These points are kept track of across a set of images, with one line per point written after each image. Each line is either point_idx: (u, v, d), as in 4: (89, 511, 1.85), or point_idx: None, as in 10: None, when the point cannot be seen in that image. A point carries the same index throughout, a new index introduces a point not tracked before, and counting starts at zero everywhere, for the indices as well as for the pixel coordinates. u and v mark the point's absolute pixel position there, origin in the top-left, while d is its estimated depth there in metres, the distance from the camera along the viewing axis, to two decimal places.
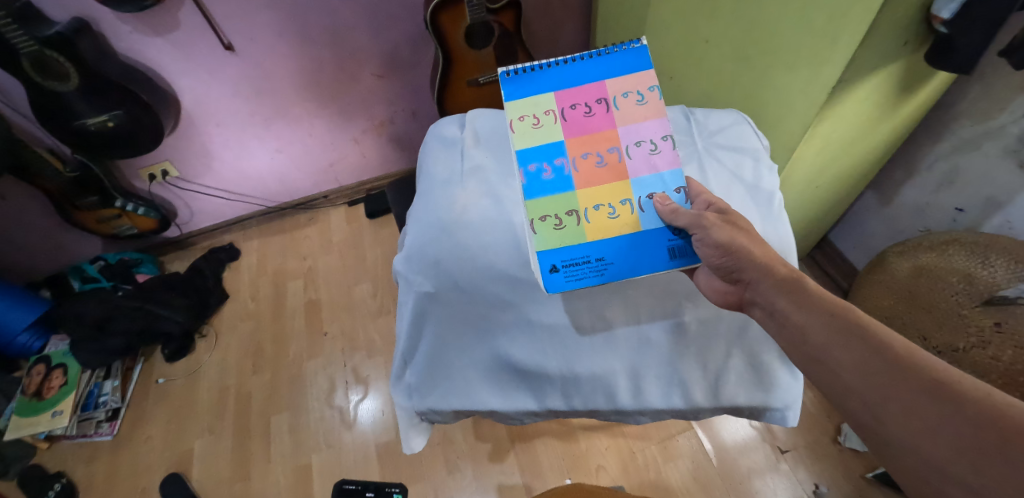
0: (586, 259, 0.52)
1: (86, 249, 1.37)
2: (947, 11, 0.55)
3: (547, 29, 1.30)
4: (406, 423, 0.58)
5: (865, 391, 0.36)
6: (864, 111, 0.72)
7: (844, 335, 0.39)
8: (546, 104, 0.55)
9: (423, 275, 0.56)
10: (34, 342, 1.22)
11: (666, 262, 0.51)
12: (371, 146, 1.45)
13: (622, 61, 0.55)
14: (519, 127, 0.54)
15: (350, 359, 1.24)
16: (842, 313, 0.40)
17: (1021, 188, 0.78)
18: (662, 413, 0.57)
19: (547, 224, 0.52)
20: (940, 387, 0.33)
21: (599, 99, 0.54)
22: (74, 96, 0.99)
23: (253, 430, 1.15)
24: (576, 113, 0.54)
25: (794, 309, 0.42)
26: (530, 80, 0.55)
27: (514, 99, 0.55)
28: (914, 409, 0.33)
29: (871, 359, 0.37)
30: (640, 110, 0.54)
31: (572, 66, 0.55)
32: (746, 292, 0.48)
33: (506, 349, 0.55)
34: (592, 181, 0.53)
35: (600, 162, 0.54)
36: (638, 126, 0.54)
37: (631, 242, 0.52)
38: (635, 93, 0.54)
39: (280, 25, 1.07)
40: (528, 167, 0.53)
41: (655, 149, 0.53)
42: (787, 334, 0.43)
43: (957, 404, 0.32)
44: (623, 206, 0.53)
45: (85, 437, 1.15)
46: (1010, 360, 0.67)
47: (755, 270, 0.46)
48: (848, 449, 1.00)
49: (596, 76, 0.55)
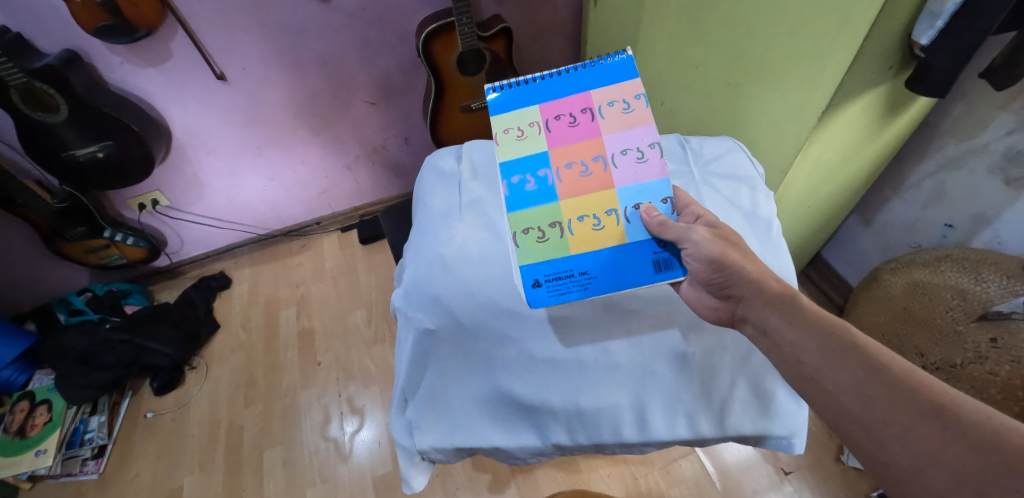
0: (569, 274, 0.51)
1: (73, 279, 1.34)
2: (926, 37, 0.56)
3: (538, 56, 1.31)
4: (406, 461, 0.55)
5: (865, 415, 0.36)
6: (852, 133, 0.73)
7: (841, 356, 0.39)
8: (530, 117, 0.55)
9: (424, 311, 0.55)
10: (18, 376, 1.17)
11: (651, 274, 0.51)
12: (364, 172, 1.45)
13: (608, 71, 0.55)
14: (503, 140, 0.55)
15: (345, 389, 1.22)
16: (840, 333, 0.40)
17: (1008, 205, 0.80)
18: (668, 444, 0.55)
19: (530, 237, 0.52)
20: (940, 410, 0.33)
21: (583, 109, 0.55)
22: (65, 128, 0.99)
23: (245, 465, 1.12)
24: (560, 124, 0.55)
25: (787, 328, 0.43)
26: (516, 94, 0.56)
27: (500, 112, 0.56)
28: (913, 432, 0.33)
29: (868, 381, 0.36)
30: (625, 118, 0.54)
31: (559, 79, 0.56)
32: (738, 309, 0.48)
33: (507, 384, 0.53)
34: (576, 193, 0.53)
35: (584, 171, 0.53)
36: (625, 134, 0.53)
37: (615, 256, 0.51)
38: (621, 102, 0.54)
39: (273, 54, 1.08)
40: (511, 179, 0.53)
41: (641, 158, 0.52)
42: (781, 356, 0.43)
43: (956, 427, 0.32)
44: (608, 216, 0.52)
45: (70, 476, 1.11)
46: (1007, 375, 0.68)
47: (747, 287, 0.47)
48: (851, 468, 0.99)
49: (581, 87, 0.55)
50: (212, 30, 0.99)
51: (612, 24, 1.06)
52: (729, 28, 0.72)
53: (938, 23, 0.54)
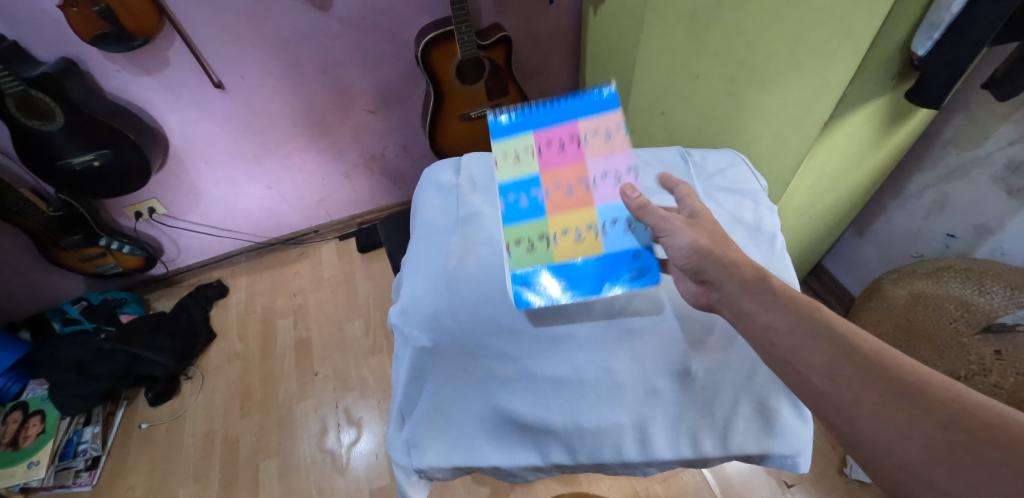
0: (556, 279, 0.55)
1: (69, 288, 1.33)
2: (923, 49, 0.55)
3: (538, 65, 1.31)
4: (404, 480, 0.53)
5: (837, 395, 0.34)
6: (853, 144, 0.72)
7: (813, 337, 0.37)
8: (524, 143, 0.61)
9: (421, 329, 0.54)
10: (11, 386, 1.15)
11: (627, 279, 0.55)
12: (362, 181, 1.45)
13: (594, 104, 0.60)
14: (501, 163, 0.60)
15: (342, 399, 1.21)
16: (811, 315, 0.39)
17: (1010, 215, 0.79)
18: (671, 463, 0.53)
19: (521, 247, 0.57)
20: (908, 388, 0.32)
21: (571, 137, 0.60)
22: (60, 135, 0.97)
23: (241, 477, 1.10)
24: (551, 149, 0.60)
25: (761, 311, 0.41)
26: (513, 124, 0.62)
27: (499, 138, 0.61)
28: (884, 411, 0.31)
29: (839, 359, 0.35)
30: (607, 146, 0.59)
31: (551, 109, 0.61)
32: (711, 293, 0.46)
33: (507, 402, 0.52)
34: (563, 210, 0.58)
35: (570, 191, 0.59)
36: (606, 160, 0.59)
37: (593, 264, 0.56)
38: (603, 132, 0.59)
39: (272, 62, 1.07)
40: (506, 197, 0.59)
41: (618, 181, 0.58)
42: (752, 338, 0.40)
43: (924, 404, 0.30)
44: (588, 230, 0.57)
45: (62, 488, 1.09)
46: (1012, 387, 0.67)
47: (720, 271, 0.45)
48: (855, 481, 0.98)
49: (569, 117, 0.61)
50: (209, 38, 0.98)
51: (612, 33, 1.06)
52: (730, 38, 0.71)
53: (936, 34, 0.53)
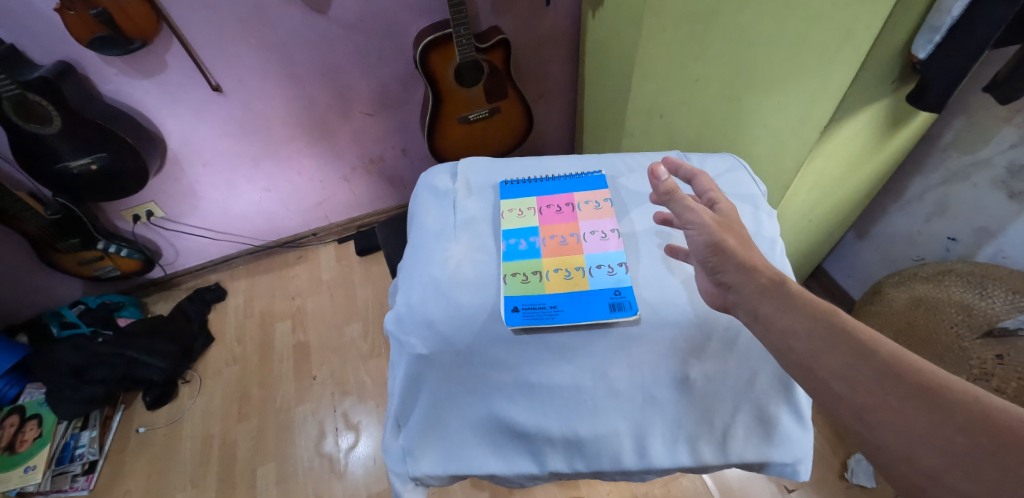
0: (542, 305, 0.55)
1: (66, 292, 1.33)
2: (924, 51, 0.55)
3: (536, 68, 1.30)
4: (401, 487, 0.53)
5: (855, 400, 0.32)
6: (852, 148, 0.72)
7: (829, 341, 0.35)
8: (527, 203, 0.66)
9: (416, 336, 0.54)
10: (9, 389, 1.15)
11: (607, 312, 0.53)
12: (360, 183, 1.44)
13: (586, 183, 0.68)
14: (506, 216, 0.64)
15: (340, 403, 1.20)
16: (830, 319, 0.36)
17: (1011, 219, 0.79)
18: (669, 471, 0.53)
19: (516, 279, 0.57)
20: (927, 392, 0.30)
21: (567, 204, 0.66)
22: (58, 139, 0.96)
23: (239, 481, 1.09)
24: (550, 211, 0.65)
25: (778, 314, 0.38)
26: (518, 188, 0.68)
27: (507, 196, 0.66)
28: (902, 415, 0.30)
29: (856, 364, 0.33)
30: (597, 212, 0.64)
31: (550, 182, 0.69)
32: (728, 294, 0.44)
33: (504, 411, 0.51)
34: (557, 255, 0.60)
35: (563, 242, 0.62)
36: (596, 222, 0.63)
37: (580, 297, 0.56)
38: (594, 202, 0.65)
39: (270, 65, 1.07)
40: (508, 240, 0.61)
41: (605, 237, 0.61)
42: (771, 343, 0.38)
43: (945, 409, 0.28)
44: (577, 271, 0.58)
45: (59, 493, 1.08)
46: (1015, 392, 0.66)
47: (737, 273, 0.43)
48: (857, 485, 0.98)
49: (567, 190, 0.68)
50: (207, 42, 0.98)
51: (611, 36, 1.05)
52: (730, 42, 0.71)
53: (936, 37, 0.53)
